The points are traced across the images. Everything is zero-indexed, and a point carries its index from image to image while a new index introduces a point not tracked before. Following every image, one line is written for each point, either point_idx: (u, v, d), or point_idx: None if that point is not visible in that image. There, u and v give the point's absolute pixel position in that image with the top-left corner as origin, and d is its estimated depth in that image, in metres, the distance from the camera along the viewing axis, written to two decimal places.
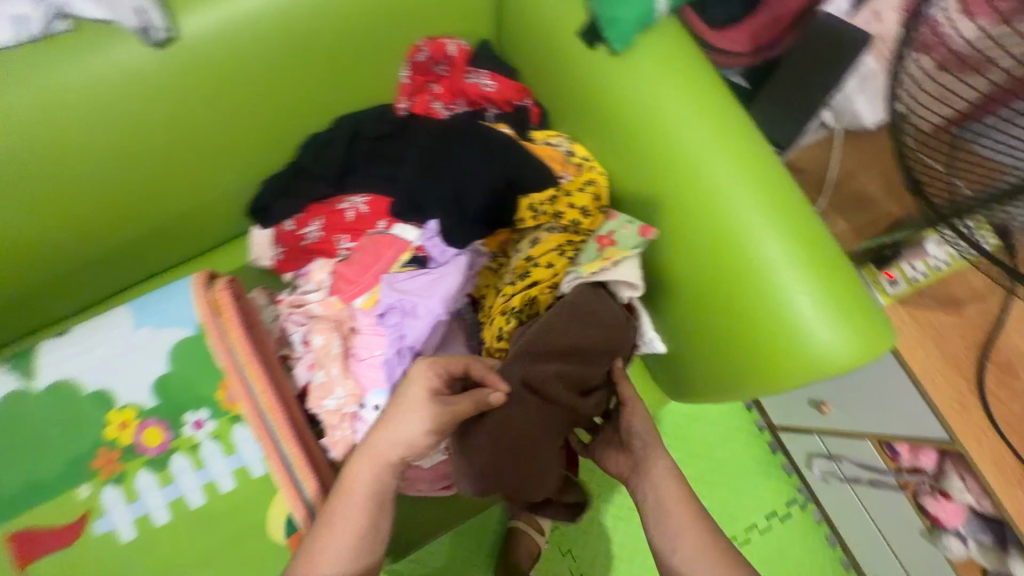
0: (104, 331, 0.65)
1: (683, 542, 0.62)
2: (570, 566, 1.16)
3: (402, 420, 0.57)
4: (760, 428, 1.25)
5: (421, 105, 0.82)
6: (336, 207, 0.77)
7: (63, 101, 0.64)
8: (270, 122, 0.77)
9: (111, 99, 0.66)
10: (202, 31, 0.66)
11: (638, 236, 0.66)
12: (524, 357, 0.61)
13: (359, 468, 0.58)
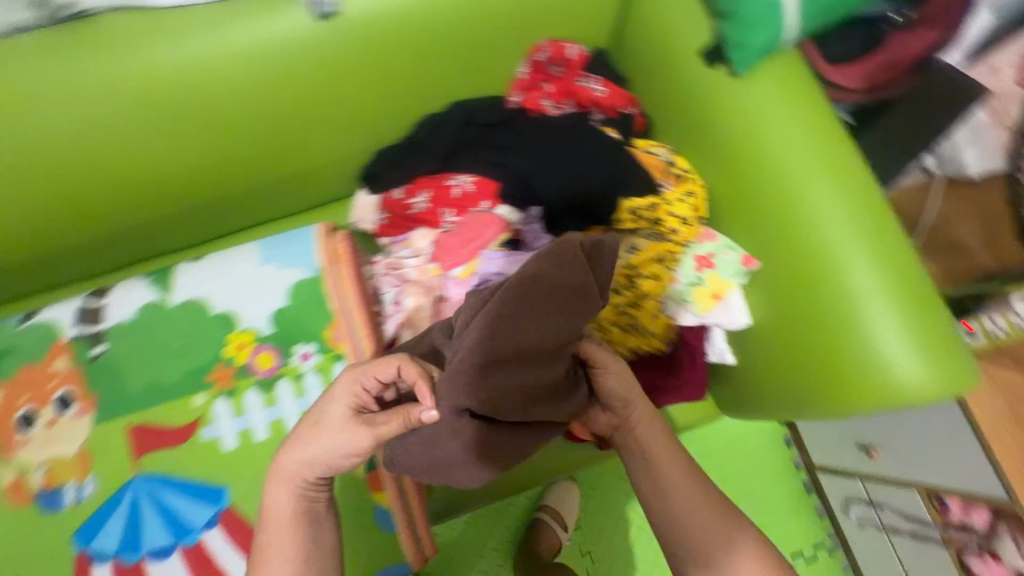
0: (234, 262, 0.72)
1: (682, 506, 0.62)
2: (587, 567, 1.18)
3: (318, 444, 0.55)
4: (796, 466, 1.24)
5: (531, 101, 0.87)
6: (445, 182, 0.83)
7: (234, 57, 0.73)
8: (397, 97, 0.85)
9: (274, 58, 0.74)
10: (360, 9, 0.74)
11: (740, 264, 0.71)
12: (471, 372, 0.47)
13: (280, 488, 0.57)
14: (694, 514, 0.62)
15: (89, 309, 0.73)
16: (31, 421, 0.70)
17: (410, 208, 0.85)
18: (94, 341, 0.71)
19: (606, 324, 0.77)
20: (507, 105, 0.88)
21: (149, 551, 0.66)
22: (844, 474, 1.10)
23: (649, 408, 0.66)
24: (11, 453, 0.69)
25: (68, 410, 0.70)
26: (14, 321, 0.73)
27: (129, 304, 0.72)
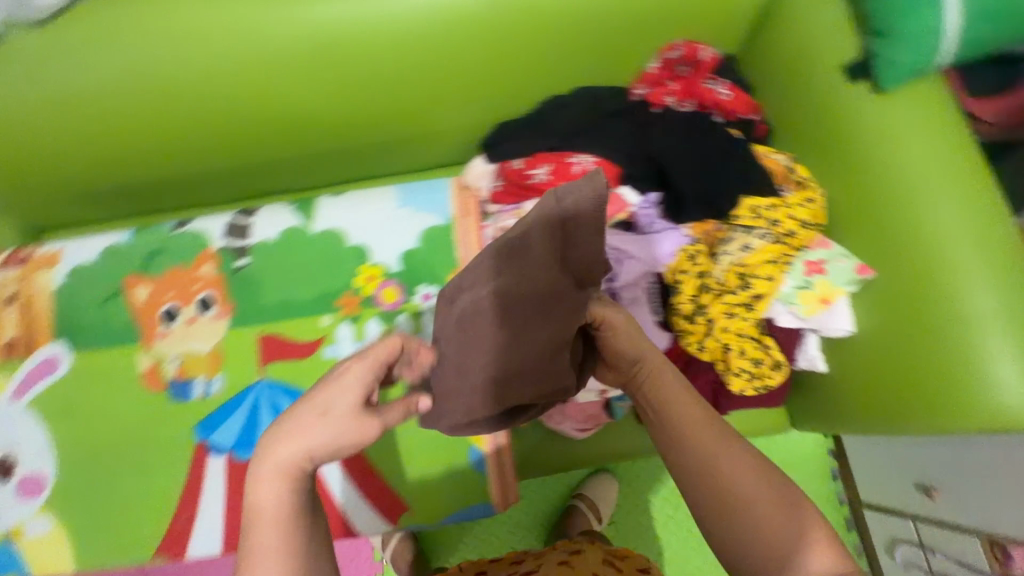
0: (373, 202, 0.78)
1: (717, 468, 0.49)
2: None
3: (320, 429, 0.45)
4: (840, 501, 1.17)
5: (655, 96, 0.90)
6: (567, 159, 0.87)
7: (398, 14, 0.81)
8: (532, 74, 0.91)
9: (438, 21, 0.82)
10: None
11: (853, 273, 0.73)
12: (456, 385, 0.54)
13: (273, 481, 0.44)
14: (731, 482, 0.48)
15: (236, 225, 0.79)
16: (174, 316, 0.76)
17: (528, 178, 0.89)
18: (239, 254, 0.77)
19: (709, 315, 0.79)
20: (630, 97, 0.92)
21: None
22: (895, 513, 1.01)
23: (662, 356, 0.56)
24: (152, 342, 0.76)
25: (207, 312, 0.76)
26: (168, 226, 0.79)
27: (273, 226, 0.78)
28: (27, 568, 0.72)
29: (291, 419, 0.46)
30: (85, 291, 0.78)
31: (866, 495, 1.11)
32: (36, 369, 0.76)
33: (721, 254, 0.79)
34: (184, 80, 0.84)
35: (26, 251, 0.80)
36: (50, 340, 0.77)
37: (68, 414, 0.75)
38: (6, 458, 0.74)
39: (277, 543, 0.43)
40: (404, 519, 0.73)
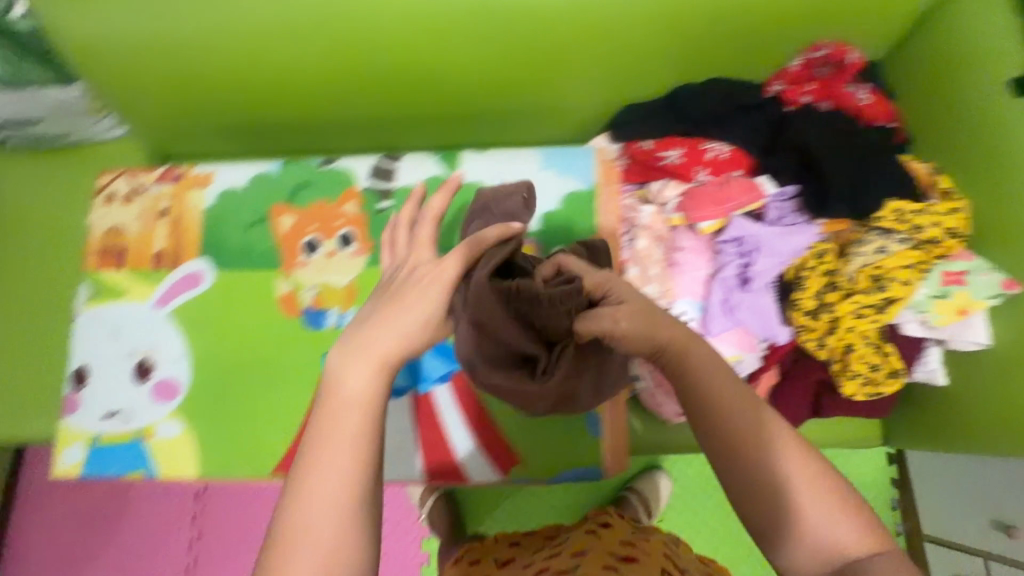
0: (518, 161, 0.79)
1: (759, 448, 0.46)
2: None
3: (401, 320, 0.45)
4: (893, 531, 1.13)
5: (792, 93, 0.91)
6: (700, 145, 0.87)
7: None
8: (675, 59, 0.91)
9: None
10: None
11: (999, 287, 0.72)
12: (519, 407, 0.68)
13: (357, 370, 0.42)
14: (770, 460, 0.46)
15: (382, 168, 0.81)
16: (314, 248, 0.79)
17: (658, 160, 0.88)
18: (382, 197, 0.80)
19: (834, 313, 0.78)
20: (764, 92, 0.93)
21: None
22: (958, 552, 0.98)
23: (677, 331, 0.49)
24: (292, 269, 0.79)
25: (346, 248, 0.79)
26: (316, 162, 0.82)
27: (418, 174, 0.80)
28: (154, 467, 0.76)
29: (376, 309, 0.46)
30: (231, 215, 0.81)
31: (927, 526, 1.05)
32: (180, 281, 0.80)
33: (854, 254, 0.79)
34: (337, 26, 0.86)
35: (178, 170, 0.84)
36: (195, 256, 0.80)
37: (205, 327, 0.78)
38: (146, 361, 0.77)
39: (349, 442, 0.41)
40: (514, 471, 0.75)
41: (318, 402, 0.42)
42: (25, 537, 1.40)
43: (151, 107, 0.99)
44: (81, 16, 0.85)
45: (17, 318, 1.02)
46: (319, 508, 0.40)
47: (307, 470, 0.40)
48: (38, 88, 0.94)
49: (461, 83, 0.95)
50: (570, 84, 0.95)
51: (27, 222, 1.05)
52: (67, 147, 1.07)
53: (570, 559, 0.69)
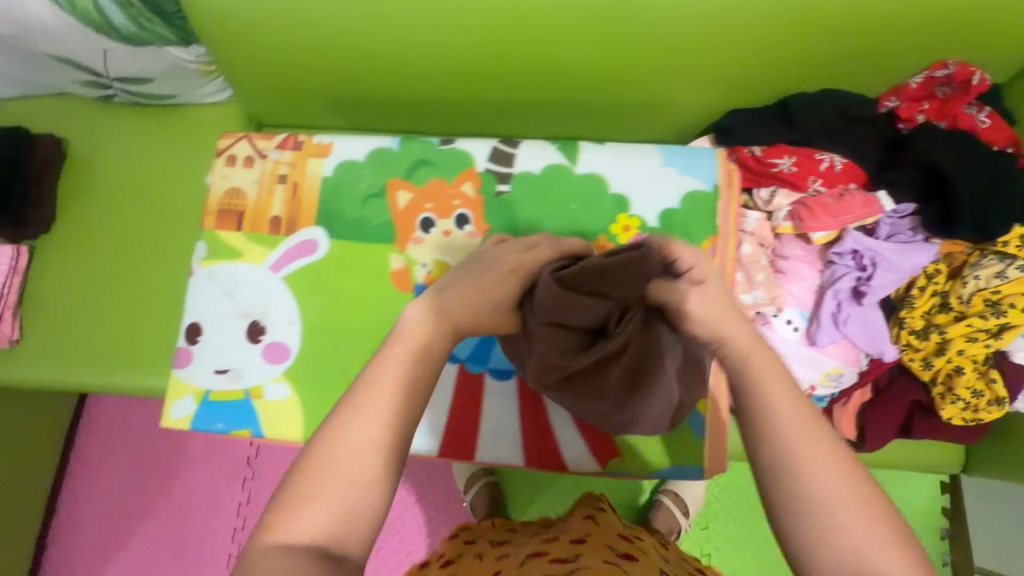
0: (640, 156, 0.80)
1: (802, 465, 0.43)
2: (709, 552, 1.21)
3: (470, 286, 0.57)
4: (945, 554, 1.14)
5: (908, 110, 0.90)
6: (815, 154, 0.90)
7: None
8: (794, 70, 0.88)
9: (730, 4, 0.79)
10: None
11: None
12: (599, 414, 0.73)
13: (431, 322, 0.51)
14: (812, 480, 0.42)
15: (501, 152, 0.82)
16: (429, 226, 0.80)
17: (770, 166, 0.92)
18: (501, 181, 0.81)
19: (945, 335, 0.78)
20: (878, 107, 0.92)
21: (492, 369, 0.78)
22: None
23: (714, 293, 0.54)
24: (406, 245, 0.80)
25: (462, 228, 0.80)
26: (435, 141, 0.83)
27: (537, 161, 0.81)
28: (260, 426, 0.78)
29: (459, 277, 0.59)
30: (348, 187, 0.82)
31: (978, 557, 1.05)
32: (295, 248, 0.81)
33: (969, 277, 0.78)
34: (459, 8, 0.85)
35: (298, 138, 0.84)
36: (311, 224, 0.81)
37: (318, 296, 0.80)
38: (258, 322, 0.79)
39: (404, 384, 0.47)
40: (613, 464, 0.77)
41: (385, 343, 0.50)
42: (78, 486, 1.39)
43: (262, 73, 1.00)
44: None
45: (116, 269, 1.05)
46: (363, 433, 0.44)
47: (358, 401, 0.46)
48: (159, 47, 0.96)
49: (573, 76, 0.94)
50: (682, 84, 0.93)
51: (131, 176, 1.08)
52: (173, 106, 1.10)
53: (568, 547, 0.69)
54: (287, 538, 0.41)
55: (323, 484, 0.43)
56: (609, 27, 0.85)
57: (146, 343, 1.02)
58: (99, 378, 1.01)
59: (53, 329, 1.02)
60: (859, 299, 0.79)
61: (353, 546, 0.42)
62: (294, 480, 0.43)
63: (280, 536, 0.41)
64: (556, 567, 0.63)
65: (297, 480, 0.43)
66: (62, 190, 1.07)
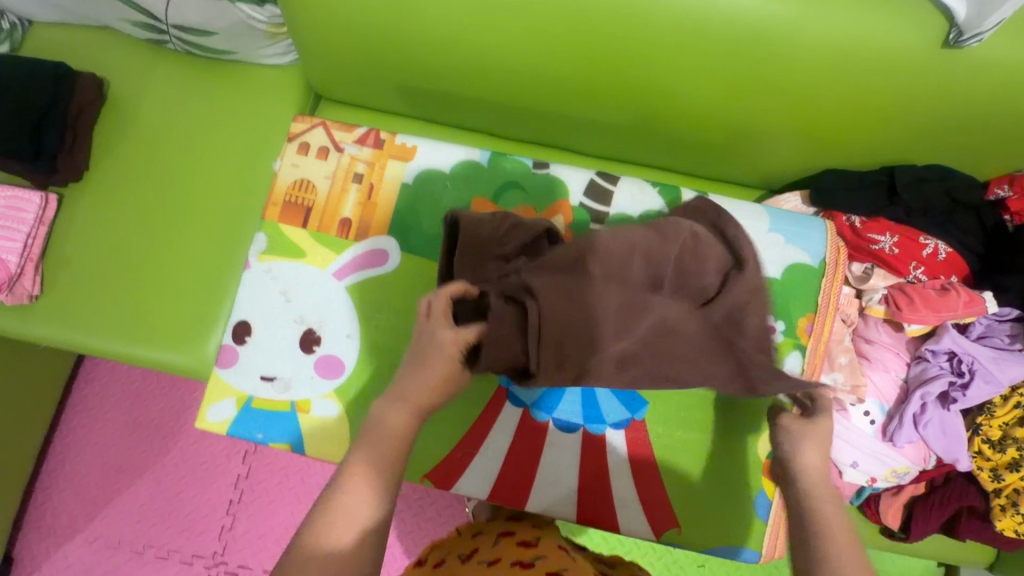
0: (748, 217, 0.78)
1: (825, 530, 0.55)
2: None
3: (423, 387, 0.59)
4: None
5: (1019, 204, 0.82)
6: (918, 238, 0.86)
7: (829, 34, 0.70)
8: (913, 145, 0.81)
9: (867, 64, 0.72)
10: (983, 56, 0.69)
11: None
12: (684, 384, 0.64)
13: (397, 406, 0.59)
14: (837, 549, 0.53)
15: (598, 187, 0.78)
16: None
17: (869, 242, 0.87)
18: (595, 219, 0.77)
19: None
20: (985, 194, 0.85)
21: (557, 419, 0.75)
22: None
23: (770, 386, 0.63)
24: None
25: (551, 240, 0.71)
26: (530, 162, 0.78)
27: (636, 203, 0.78)
28: (303, 443, 0.73)
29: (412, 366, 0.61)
30: (429, 199, 0.76)
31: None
32: (363, 257, 0.75)
33: None
34: (567, 19, 0.75)
35: (379, 135, 0.78)
36: (383, 233, 0.76)
37: (382, 312, 0.74)
38: (314, 332, 0.74)
39: (404, 409, 0.58)
40: (667, 534, 0.75)
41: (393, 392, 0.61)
42: (60, 443, 1.26)
43: (331, 46, 0.88)
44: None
45: (143, 230, 0.95)
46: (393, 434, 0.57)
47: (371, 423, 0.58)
48: (230, 1, 0.86)
49: (680, 112, 0.84)
50: (792, 141, 0.85)
51: (171, 135, 0.97)
52: (226, 62, 0.99)
53: None
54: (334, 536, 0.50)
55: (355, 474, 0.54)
56: (736, 68, 0.76)
57: (169, 316, 0.93)
58: (116, 346, 0.92)
59: (72, 289, 0.93)
60: (944, 403, 0.77)
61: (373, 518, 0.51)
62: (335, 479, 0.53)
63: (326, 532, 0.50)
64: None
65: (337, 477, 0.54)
66: (97, 136, 0.97)
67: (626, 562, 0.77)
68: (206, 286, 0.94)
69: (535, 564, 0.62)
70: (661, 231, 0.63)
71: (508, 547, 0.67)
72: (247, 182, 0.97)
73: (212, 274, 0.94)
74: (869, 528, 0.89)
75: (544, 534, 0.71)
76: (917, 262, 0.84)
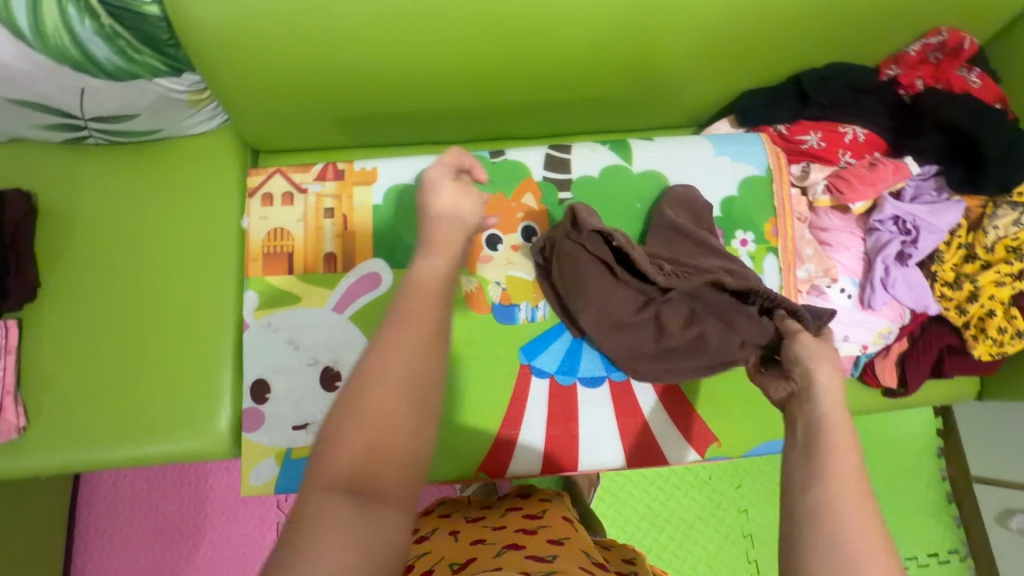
0: (694, 148, 0.85)
1: (830, 484, 0.44)
2: (741, 507, 1.24)
3: (446, 235, 0.55)
4: (942, 477, 1.26)
5: (907, 78, 0.93)
6: (838, 128, 0.94)
7: None
8: (815, 49, 0.89)
9: None
10: None
11: None
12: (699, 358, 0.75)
13: (428, 262, 0.52)
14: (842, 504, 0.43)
15: (555, 159, 0.83)
16: (496, 244, 0.81)
17: (798, 143, 0.95)
18: (561, 189, 0.83)
19: (975, 282, 0.88)
20: (879, 76, 0.95)
21: (583, 378, 0.81)
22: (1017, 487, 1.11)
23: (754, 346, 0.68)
24: (474, 266, 0.81)
25: (529, 240, 0.82)
26: (486, 154, 0.82)
27: (593, 163, 0.84)
28: None
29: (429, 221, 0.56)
30: (401, 213, 0.79)
31: (974, 467, 1.21)
32: (357, 284, 0.77)
33: (989, 228, 0.87)
34: (482, 13, 0.78)
35: (337, 166, 0.80)
36: (369, 256, 0.78)
37: None
38: (331, 368, 0.75)
39: (438, 262, 0.53)
40: (710, 451, 0.83)
41: (426, 237, 0.55)
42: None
43: (257, 95, 0.88)
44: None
45: (118, 329, 0.92)
46: (391, 356, 0.46)
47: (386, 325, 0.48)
48: (147, 79, 0.84)
49: (608, 73, 0.89)
50: (710, 74, 0.92)
51: (120, 227, 0.95)
52: (155, 142, 0.97)
53: (548, 544, 0.65)
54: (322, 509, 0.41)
55: (355, 415, 0.44)
56: (646, 21, 0.81)
57: (172, 405, 0.91)
58: (126, 451, 0.89)
59: (62, 411, 0.89)
60: (903, 261, 0.86)
61: (379, 458, 0.43)
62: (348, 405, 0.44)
63: (327, 481, 0.42)
64: (534, 564, 0.59)
65: (350, 402, 0.44)
66: (40, 248, 0.93)
67: (619, 544, 0.80)
68: (201, 365, 0.92)
69: (537, 532, 0.69)
70: (732, 262, 0.75)
71: (515, 517, 0.75)
72: (211, 251, 0.95)
73: (204, 351, 0.92)
74: (870, 394, 0.98)
75: (548, 507, 0.78)
76: (843, 149, 0.93)
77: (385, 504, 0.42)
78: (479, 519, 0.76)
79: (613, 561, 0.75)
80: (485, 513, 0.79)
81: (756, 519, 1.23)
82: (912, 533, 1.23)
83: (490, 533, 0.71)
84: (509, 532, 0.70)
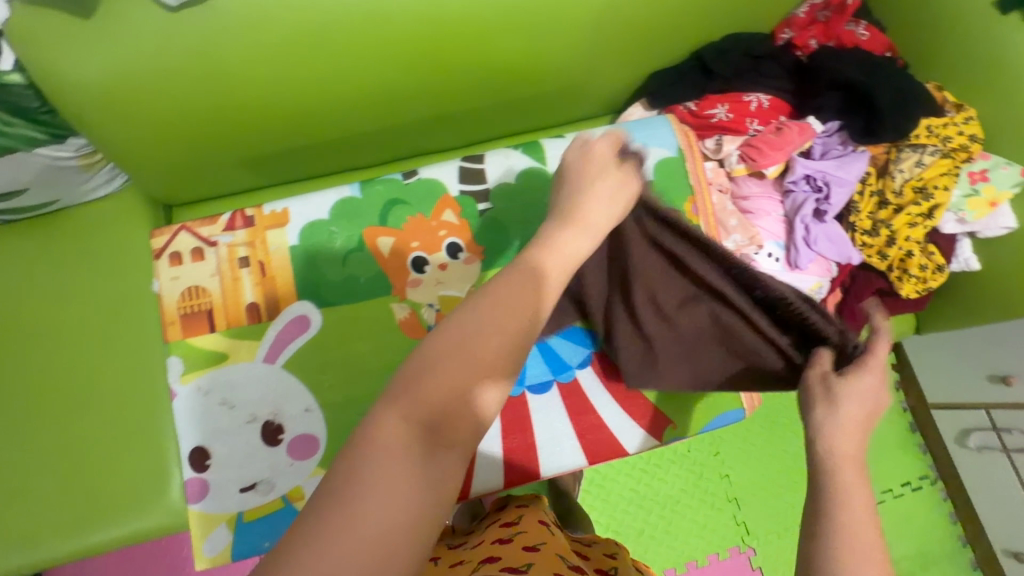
0: None
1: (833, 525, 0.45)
2: (721, 473, 1.26)
3: (590, 209, 0.59)
4: (902, 409, 1.31)
5: (800, 39, 0.97)
6: (743, 98, 0.96)
7: None
8: (706, 25, 0.91)
9: None
10: None
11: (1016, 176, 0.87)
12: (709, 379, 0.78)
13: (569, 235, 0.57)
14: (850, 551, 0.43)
15: (468, 171, 0.82)
16: (423, 265, 0.78)
17: (707, 118, 0.96)
18: (479, 200, 0.81)
19: (890, 225, 0.91)
20: (776, 41, 0.98)
21: (531, 386, 0.82)
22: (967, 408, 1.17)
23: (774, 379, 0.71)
24: (402, 293, 0.77)
25: (454, 256, 0.79)
26: (399, 177, 0.80)
27: (508, 169, 0.83)
28: None
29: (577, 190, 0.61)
30: (319, 251, 0.77)
31: (930, 395, 1.25)
32: (285, 330, 0.75)
33: (895, 171, 0.92)
34: (367, 34, 0.76)
35: (246, 213, 0.78)
36: (295, 299, 0.76)
37: (329, 371, 0.74)
38: (272, 421, 0.72)
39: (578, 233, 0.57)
40: (667, 433, 0.83)
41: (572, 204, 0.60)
42: None
43: (151, 148, 0.84)
44: (72, 56, 0.70)
45: (44, 418, 0.86)
46: (515, 303, 0.47)
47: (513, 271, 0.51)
48: (27, 151, 0.78)
49: (511, 76, 0.89)
50: (612, 63, 0.92)
51: (30, 309, 0.89)
52: (54, 214, 0.92)
53: (523, 551, 0.64)
54: (388, 428, 0.40)
55: (461, 346, 0.43)
56: (535, 19, 0.81)
57: (115, 487, 0.86)
58: (72, 544, 0.84)
59: None
60: (821, 218, 0.90)
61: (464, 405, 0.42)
62: (462, 333, 0.44)
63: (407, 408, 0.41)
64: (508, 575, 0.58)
65: (467, 331, 0.44)
66: None
67: (597, 542, 0.80)
68: (140, 440, 0.87)
69: (513, 540, 0.68)
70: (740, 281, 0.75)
71: (495, 530, 0.74)
72: (132, 319, 0.90)
73: (142, 423, 0.88)
74: None
75: (526, 513, 0.77)
76: (751, 117, 0.95)
77: (451, 448, 0.41)
78: (458, 543, 0.75)
79: (597, 558, 0.75)
80: (468, 537, 0.77)
81: (737, 482, 1.26)
82: (882, 468, 1.27)
83: (465, 552, 0.69)
84: (488, 545, 0.69)
